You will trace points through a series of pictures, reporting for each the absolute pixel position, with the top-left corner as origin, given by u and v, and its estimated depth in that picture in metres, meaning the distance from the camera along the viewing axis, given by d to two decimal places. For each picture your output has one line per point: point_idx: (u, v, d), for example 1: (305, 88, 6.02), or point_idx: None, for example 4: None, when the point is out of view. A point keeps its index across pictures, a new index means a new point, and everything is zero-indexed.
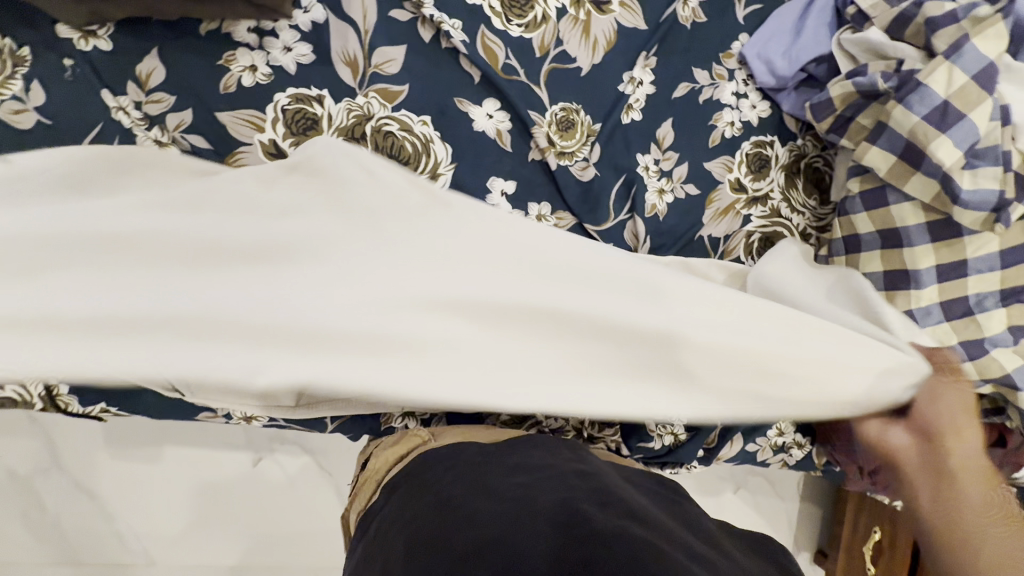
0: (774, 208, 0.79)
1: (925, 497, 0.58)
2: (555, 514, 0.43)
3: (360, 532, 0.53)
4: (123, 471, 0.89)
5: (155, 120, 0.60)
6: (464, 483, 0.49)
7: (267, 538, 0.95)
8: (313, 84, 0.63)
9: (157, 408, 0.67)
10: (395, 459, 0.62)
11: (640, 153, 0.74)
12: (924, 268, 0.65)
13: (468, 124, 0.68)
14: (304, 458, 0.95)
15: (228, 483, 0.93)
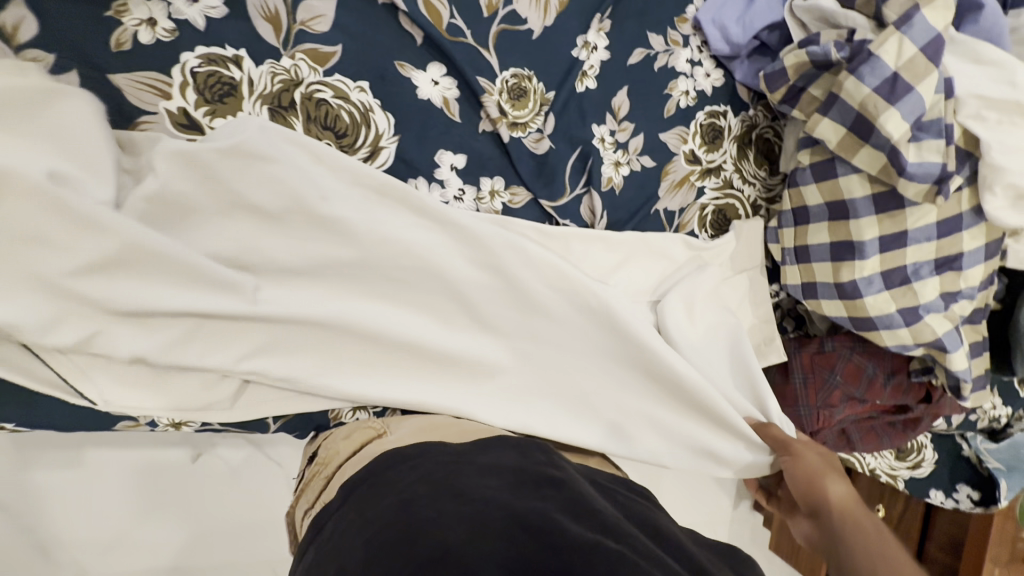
0: (726, 179, 0.79)
1: (863, 518, 0.67)
2: (523, 524, 0.41)
3: (317, 528, 0.48)
4: (36, 486, 0.79)
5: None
6: (428, 487, 0.46)
7: (214, 537, 0.90)
8: (228, 42, 0.55)
9: (65, 418, 0.58)
10: (350, 450, 0.58)
11: (596, 124, 0.70)
12: (868, 239, 0.67)
13: (412, 92, 0.62)
14: (247, 451, 0.89)
15: (164, 485, 0.85)
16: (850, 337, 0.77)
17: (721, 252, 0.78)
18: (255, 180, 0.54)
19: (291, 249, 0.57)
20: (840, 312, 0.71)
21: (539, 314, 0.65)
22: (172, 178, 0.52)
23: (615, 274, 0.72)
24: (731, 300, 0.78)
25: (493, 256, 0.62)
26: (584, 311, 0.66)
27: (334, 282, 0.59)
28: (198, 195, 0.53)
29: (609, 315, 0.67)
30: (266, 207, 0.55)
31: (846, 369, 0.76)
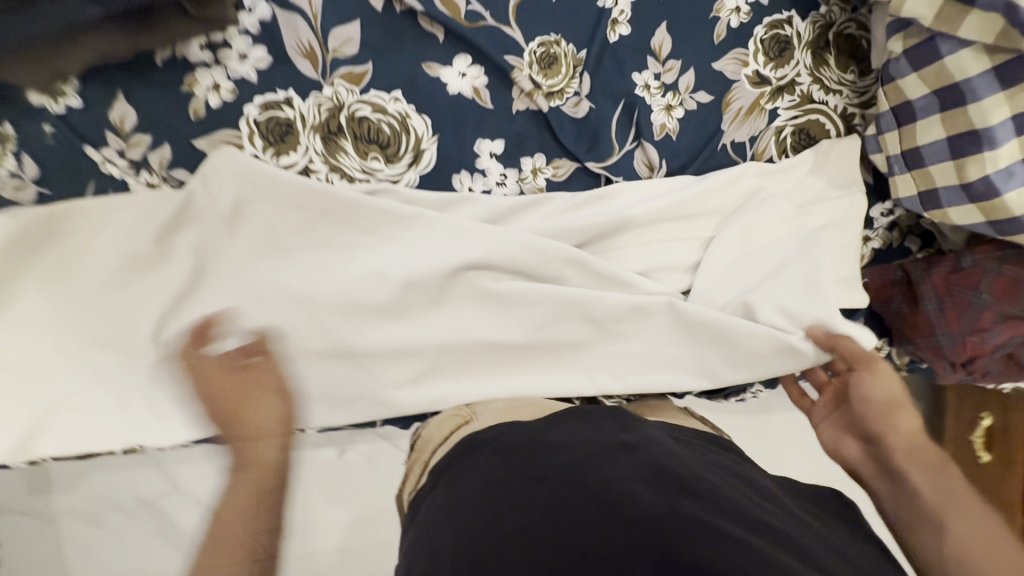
0: (804, 93, 0.70)
1: (935, 458, 0.59)
2: (606, 501, 0.41)
3: (415, 511, 0.53)
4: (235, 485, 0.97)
5: (141, 164, 0.60)
6: (508, 466, 0.47)
7: (372, 519, 1.02)
8: (278, 86, 0.61)
9: None
10: (442, 437, 0.60)
11: (636, 71, 0.66)
12: (998, 123, 0.54)
13: (442, 89, 0.63)
14: (382, 444, 0.99)
15: (323, 477, 0.99)
16: (995, 246, 0.63)
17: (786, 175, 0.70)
18: (321, 212, 0.62)
19: (360, 266, 0.62)
20: (976, 219, 0.60)
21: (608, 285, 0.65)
22: (253, 219, 0.61)
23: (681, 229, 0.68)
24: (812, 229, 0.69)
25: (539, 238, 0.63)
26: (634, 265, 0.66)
27: (400, 287, 0.61)
28: (271, 224, 0.61)
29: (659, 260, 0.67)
30: (332, 237, 0.62)
31: (995, 286, 0.63)
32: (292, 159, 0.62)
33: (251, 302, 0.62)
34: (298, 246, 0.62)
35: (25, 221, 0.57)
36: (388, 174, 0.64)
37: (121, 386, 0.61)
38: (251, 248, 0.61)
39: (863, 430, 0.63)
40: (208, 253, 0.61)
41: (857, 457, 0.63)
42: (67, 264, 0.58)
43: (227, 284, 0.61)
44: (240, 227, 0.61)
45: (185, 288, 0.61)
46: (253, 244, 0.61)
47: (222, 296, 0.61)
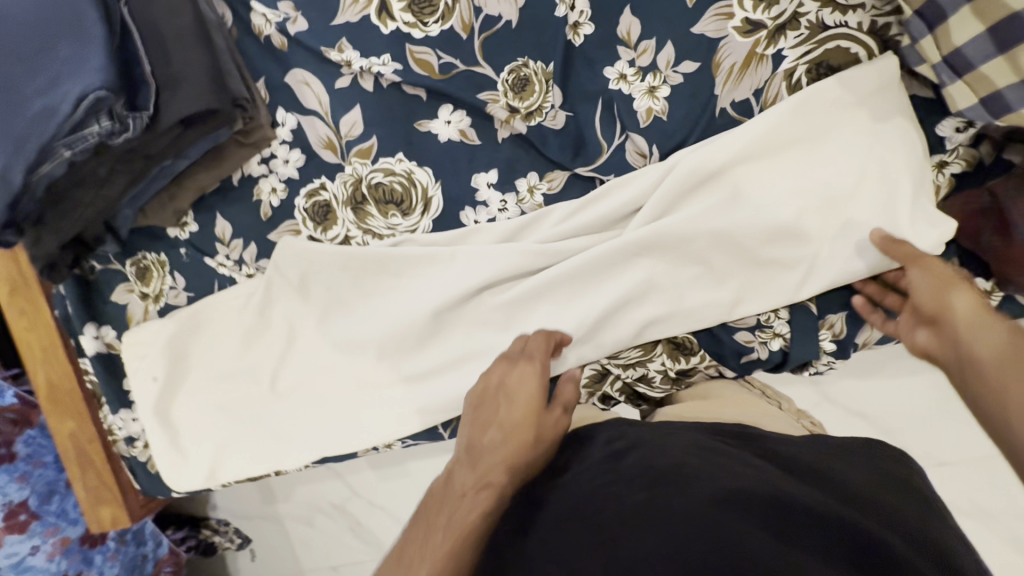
0: (813, 22, 0.61)
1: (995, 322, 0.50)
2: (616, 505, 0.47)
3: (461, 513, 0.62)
4: (389, 486, 1.19)
5: (240, 261, 0.80)
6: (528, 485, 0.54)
7: None
8: (314, 176, 0.76)
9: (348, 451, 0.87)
10: None
11: (608, 66, 0.66)
12: None
13: (435, 140, 0.71)
14: None
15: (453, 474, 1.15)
16: None
17: (810, 120, 0.61)
18: (359, 268, 0.74)
19: (398, 306, 0.74)
20: None
21: (616, 270, 0.67)
22: (321, 285, 0.76)
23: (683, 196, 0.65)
24: (850, 176, 0.61)
25: (535, 249, 0.68)
26: (645, 255, 0.65)
27: (434, 316, 0.72)
28: (331, 286, 0.76)
29: (670, 244, 0.64)
30: (378, 286, 0.75)
31: None
32: (335, 230, 0.76)
33: (334, 349, 0.78)
34: (351, 302, 0.77)
35: (182, 320, 0.80)
36: (406, 225, 0.74)
37: (263, 427, 0.81)
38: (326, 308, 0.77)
39: (928, 317, 0.56)
40: (299, 317, 0.78)
41: (925, 343, 0.55)
42: (213, 344, 0.81)
43: (318, 337, 0.78)
44: (308, 295, 0.77)
45: (285, 348, 0.79)
46: (322, 305, 0.77)
47: (316, 348, 0.79)
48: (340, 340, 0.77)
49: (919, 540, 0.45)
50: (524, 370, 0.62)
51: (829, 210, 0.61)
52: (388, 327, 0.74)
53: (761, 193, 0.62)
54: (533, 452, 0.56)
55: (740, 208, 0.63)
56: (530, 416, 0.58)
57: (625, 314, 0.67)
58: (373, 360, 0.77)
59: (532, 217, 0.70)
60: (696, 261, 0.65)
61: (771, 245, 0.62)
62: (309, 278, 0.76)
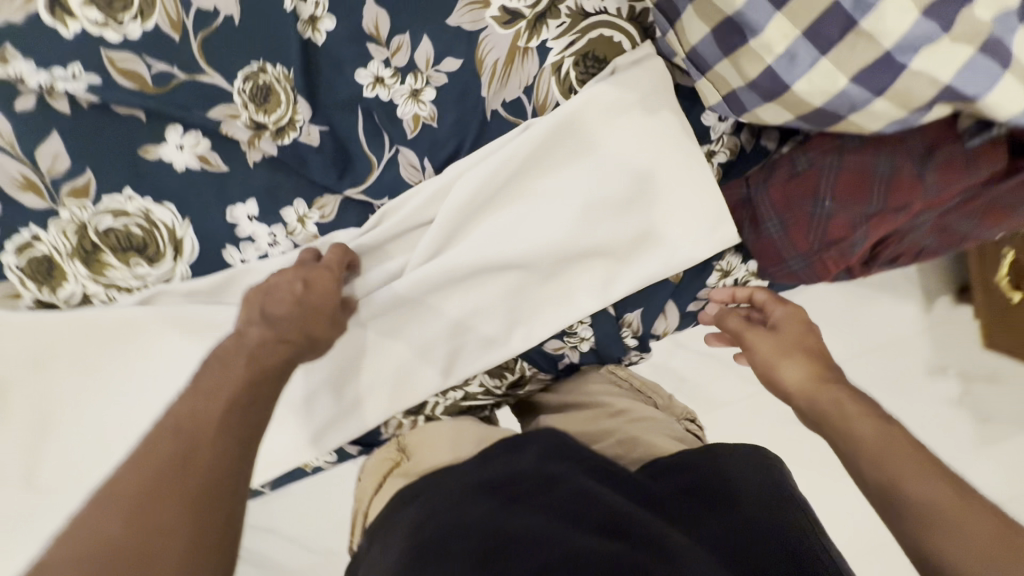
0: (572, 9, 0.56)
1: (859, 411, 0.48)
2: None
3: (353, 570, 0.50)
4: None
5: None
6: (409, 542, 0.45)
7: None
8: (18, 226, 0.59)
9: None
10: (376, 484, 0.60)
11: (360, 67, 0.57)
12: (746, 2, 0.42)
13: (170, 170, 0.59)
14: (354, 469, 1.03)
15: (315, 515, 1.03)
16: (829, 137, 0.54)
17: (579, 125, 0.58)
18: (114, 331, 0.62)
19: (176, 365, 0.63)
20: (785, 117, 0.47)
21: (410, 301, 0.60)
22: (67, 356, 0.62)
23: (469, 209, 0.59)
24: (624, 180, 0.59)
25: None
26: (435, 286, 0.59)
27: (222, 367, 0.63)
28: (81, 356, 0.62)
29: (460, 272, 0.59)
30: (146, 345, 0.63)
31: (839, 183, 0.54)
32: (69, 287, 0.61)
33: (97, 431, 0.63)
34: (110, 371, 0.64)
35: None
36: (158, 274, 0.62)
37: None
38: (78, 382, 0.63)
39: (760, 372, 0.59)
40: (40, 400, 0.63)
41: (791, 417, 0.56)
42: None
43: (71, 421, 0.63)
44: (50, 375, 0.63)
45: (25, 448, 0.62)
46: (72, 382, 0.63)
47: (72, 435, 0.63)
48: (106, 418, 0.64)
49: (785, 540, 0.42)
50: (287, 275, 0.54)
51: (611, 214, 0.59)
52: (165, 389, 0.64)
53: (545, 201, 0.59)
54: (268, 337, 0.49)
55: (524, 223, 0.59)
56: (297, 308, 0.52)
57: (429, 345, 0.62)
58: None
59: (314, 246, 0.60)
60: (491, 278, 0.61)
61: (559, 259, 0.60)
62: (46, 354, 0.62)
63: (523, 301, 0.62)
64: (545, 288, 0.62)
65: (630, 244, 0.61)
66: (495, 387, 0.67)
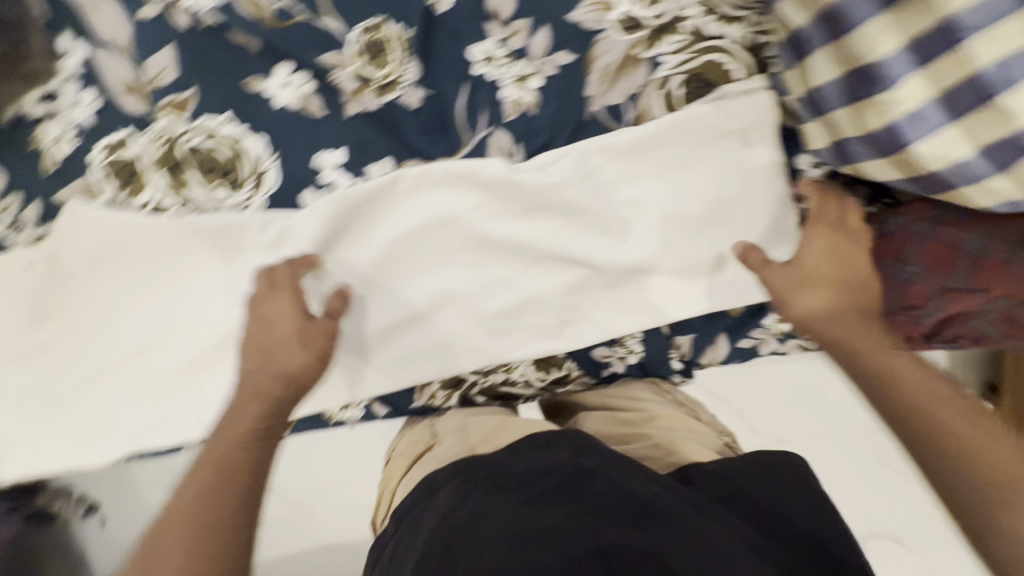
0: (693, 29, 0.57)
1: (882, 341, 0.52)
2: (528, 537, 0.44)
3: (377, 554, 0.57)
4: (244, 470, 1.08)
5: (16, 224, 0.63)
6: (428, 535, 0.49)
7: None
8: (114, 127, 0.61)
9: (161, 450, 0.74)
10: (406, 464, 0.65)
11: (475, 43, 0.57)
12: (884, 57, 0.42)
13: (267, 104, 0.59)
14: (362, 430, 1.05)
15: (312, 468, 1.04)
16: (929, 205, 0.54)
17: (682, 144, 0.58)
18: (182, 242, 0.62)
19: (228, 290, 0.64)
20: (891, 176, 0.47)
21: (473, 277, 0.61)
22: (127, 261, 0.63)
23: (552, 198, 0.58)
24: (712, 207, 0.59)
25: (388, 245, 0.61)
26: (495, 257, 0.61)
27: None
28: (141, 263, 0.63)
29: (524, 251, 0.60)
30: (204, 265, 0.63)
31: (926, 251, 0.54)
32: (144, 194, 0.62)
33: (145, 337, 0.65)
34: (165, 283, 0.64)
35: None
36: (233, 201, 0.62)
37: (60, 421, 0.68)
38: (133, 286, 0.64)
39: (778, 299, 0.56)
40: (94, 295, 0.64)
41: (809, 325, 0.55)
42: None
43: (119, 320, 0.65)
44: (109, 274, 0.64)
45: (78, 334, 0.65)
46: (128, 286, 0.64)
47: (119, 336, 0.65)
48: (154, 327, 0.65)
49: (808, 539, 0.50)
50: (279, 303, 0.59)
51: (689, 236, 0.60)
52: (216, 312, 0.64)
53: (626, 206, 0.59)
54: (301, 362, 0.57)
55: (606, 228, 0.59)
56: (293, 330, 0.58)
57: (478, 326, 0.63)
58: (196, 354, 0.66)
59: (388, 204, 0.60)
60: (555, 272, 0.61)
61: (631, 270, 0.60)
62: (110, 253, 0.62)
63: (585, 305, 0.62)
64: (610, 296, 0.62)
65: (702, 270, 0.61)
66: (536, 380, 0.67)
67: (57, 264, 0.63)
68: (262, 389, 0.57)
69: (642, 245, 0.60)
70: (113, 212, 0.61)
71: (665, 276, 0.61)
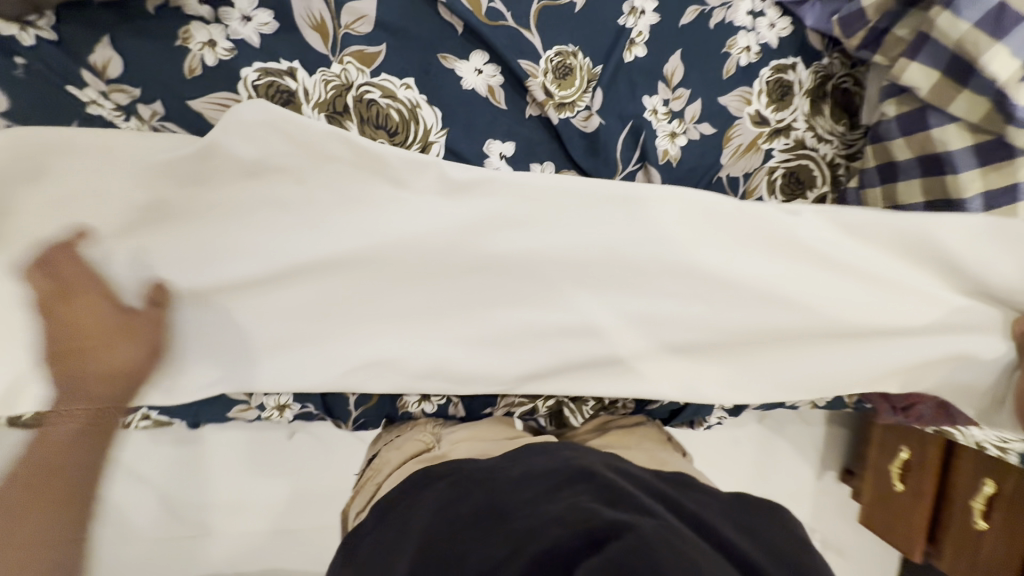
0: (798, 138, 0.73)
1: None
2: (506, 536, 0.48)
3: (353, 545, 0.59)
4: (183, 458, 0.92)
5: (128, 110, 0.56)
6: (421, 517, 0.54)
7: (329, 498, 1.02)
8: (281, 55, 0.58)
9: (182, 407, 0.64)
10: (399, 460, 0.67)
11: (646, 95, 0.67)
12: (971, 196, 0.59)
13: (456, 83, 0.62)
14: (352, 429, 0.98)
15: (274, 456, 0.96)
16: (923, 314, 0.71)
17: (905, 230, 0.62)
18: (357, 166, 0.57)
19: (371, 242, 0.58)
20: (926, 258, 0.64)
21: (630, 289, 0.63)
22: (258, 168, 0.55)
23: (737, 231, 0.62)
24: (900, 288, 0.64)
25: (599, 248, 0.61)
26: (704, 286, 0.63)
27: (446, 253, 0.60)
28: (291, 169, 0.56)
29: (740, 289, 0.63)
30: (360, 196, 0.58)
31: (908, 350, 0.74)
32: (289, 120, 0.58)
33: (239, 264, 0.56)
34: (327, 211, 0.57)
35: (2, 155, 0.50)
36: None
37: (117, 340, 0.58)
38: (255, 198, 0.56)
39: None
40: (206, 202, 0.55)
41: None
42: None
43: (213, 237, 0.56)
44: (261, 185, 0.56)
45: (194, 242, 0.55)
46: (283, 203, 0.56)
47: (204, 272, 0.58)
48: (257, 254, 0.56)
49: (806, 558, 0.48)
50: (95, 310, 0.54)
51: (849, 313, 0.64)
52: (374, 255, 0.58)
53: (805, 250, 0.63)
54: (134, 358, 0.56)
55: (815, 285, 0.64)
56: (125, 326, 0.55)
57: (597, 350, 0.64)
58: (327, 295, 0.60)
59: (598, 194, 0.61)
60: (700, 303, 0.63)
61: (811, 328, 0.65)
62: (279, 163, 0.55)
63: (711, 350, 0.66)
64: (772, 348, 0.66)
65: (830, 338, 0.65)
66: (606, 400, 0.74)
67: (197, 161, 0.53)
68: (104, 355, 0.55)
69: (808, 287, 0.63)
70: (303, 120, 0.54)
71: (805, 326, 0.64)
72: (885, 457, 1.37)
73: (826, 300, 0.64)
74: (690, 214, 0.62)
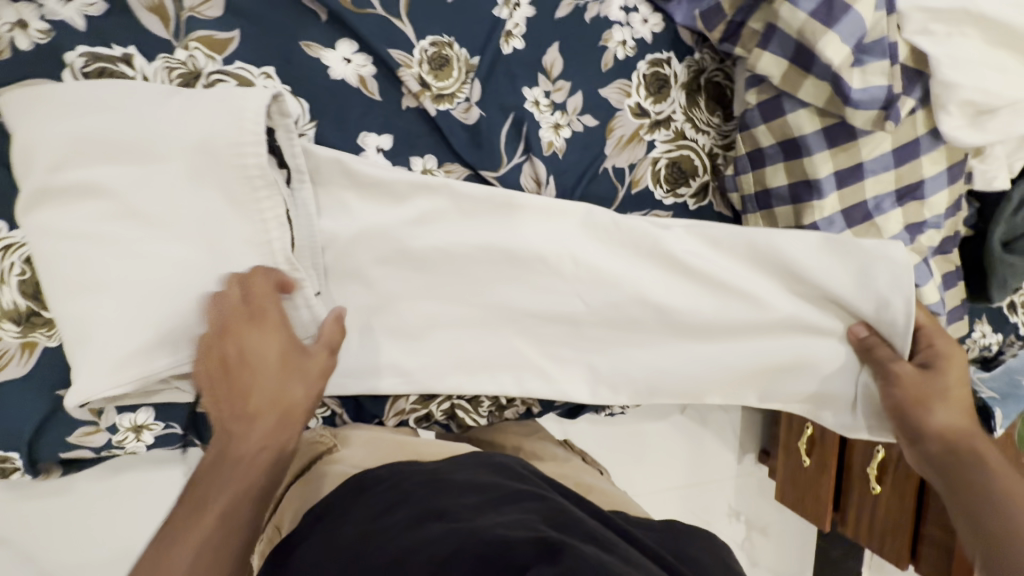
0: (678, 129, 0.75)
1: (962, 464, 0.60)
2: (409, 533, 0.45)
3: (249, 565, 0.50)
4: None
5: None
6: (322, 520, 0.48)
7: None
8: (114, 41, 0.52)
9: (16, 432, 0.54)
10: (299, 468, 0.60)
11: (527, 86, 0.67)
12: (824, 176, 0.62)
13: (324, 73, 0.58)
14: None
15: None
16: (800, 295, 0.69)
17: (776, 251, 0.64)
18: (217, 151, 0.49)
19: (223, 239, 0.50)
20: (792, 222, 0.66)
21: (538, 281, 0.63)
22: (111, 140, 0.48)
23: (619, 245, 0.64)
24: (784, 279, 0.65)
25: (489, 247, 0.61)
26: (621, 276, 0.63)
27: (346, 254, 0.58)
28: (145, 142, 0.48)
29: (648, 290, 0.64)
30: (227, 179, 0.49)
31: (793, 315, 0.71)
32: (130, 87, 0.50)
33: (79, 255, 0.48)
34: (180, 212, 0.49)
35: None
36: None
37: None
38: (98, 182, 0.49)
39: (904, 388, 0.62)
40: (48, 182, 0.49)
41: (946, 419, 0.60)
42: None
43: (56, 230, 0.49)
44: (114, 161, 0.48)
45: None
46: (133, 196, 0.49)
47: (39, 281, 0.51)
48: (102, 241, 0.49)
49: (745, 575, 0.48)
50: None
51: (741, 325, 0.65)
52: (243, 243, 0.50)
53: (678, 264, 0.64)
54: None
55: (701, 285, 0.65)
56: None
57: (493, 343, 0.64)
58: (181, 327, 0.50)
59: (504, 198, 0.61)
60: (607, 293, 0.63)
61: (715, 328, 0.65)
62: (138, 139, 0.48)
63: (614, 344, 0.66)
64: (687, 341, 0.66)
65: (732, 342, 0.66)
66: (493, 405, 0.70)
67: None
68: None
69: (698, 291, 0.65)
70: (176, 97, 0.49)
71: (694, 327, 0.65)
72: (794, 434, 1.37)
73: (719, 306, 0.65)
74: (587, 225, 0.64)
